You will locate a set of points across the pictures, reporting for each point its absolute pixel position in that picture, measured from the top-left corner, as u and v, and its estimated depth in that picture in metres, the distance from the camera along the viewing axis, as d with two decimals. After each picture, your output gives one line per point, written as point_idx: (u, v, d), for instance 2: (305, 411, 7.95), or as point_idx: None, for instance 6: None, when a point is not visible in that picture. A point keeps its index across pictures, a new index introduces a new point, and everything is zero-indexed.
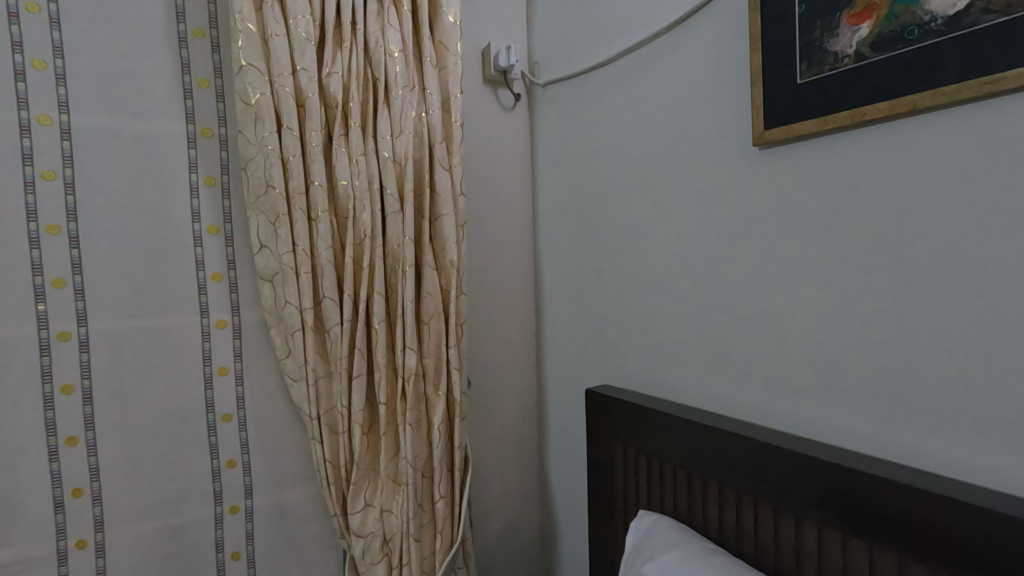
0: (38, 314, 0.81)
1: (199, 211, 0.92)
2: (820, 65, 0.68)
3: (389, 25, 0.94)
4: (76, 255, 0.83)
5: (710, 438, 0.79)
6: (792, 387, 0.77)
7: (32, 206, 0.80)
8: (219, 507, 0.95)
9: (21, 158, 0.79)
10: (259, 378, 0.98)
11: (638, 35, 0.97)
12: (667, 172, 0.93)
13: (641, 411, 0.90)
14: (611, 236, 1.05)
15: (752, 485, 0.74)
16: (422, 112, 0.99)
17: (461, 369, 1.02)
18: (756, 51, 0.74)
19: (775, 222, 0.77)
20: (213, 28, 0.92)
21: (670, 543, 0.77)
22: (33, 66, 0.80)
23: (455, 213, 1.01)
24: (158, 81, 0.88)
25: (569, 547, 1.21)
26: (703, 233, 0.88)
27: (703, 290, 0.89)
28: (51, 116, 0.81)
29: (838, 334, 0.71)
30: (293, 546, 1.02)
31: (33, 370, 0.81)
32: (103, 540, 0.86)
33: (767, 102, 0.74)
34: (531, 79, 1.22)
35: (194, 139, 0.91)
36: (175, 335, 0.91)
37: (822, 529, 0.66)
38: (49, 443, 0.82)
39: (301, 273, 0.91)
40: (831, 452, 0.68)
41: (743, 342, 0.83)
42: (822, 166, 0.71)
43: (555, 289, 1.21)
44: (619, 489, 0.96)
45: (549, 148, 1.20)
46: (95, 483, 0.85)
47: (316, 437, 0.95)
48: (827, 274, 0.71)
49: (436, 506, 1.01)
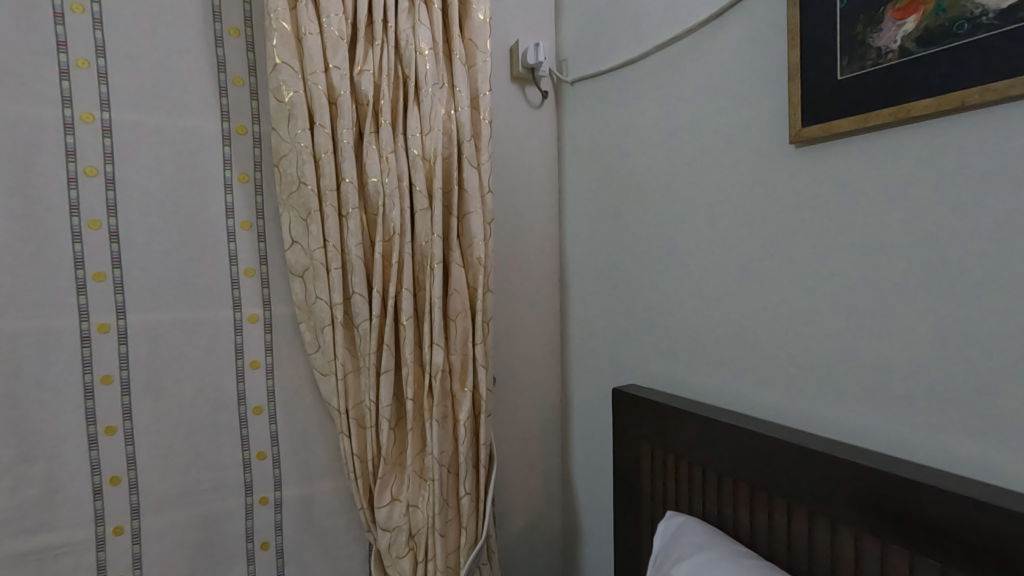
0: (80, 306, 0.83)
1: (233, 207, 0.94)
2: (862, 61, 0.66)
3: (420, 23, 0.95)
4: (115, 249, 0.85)
5: (741, 440, 0.78)
6: (826, 390, 0.75)
7: (74, 201, 0.82)
8: (250, 497, 0.97)
9: (65, 154, 0.81)
10: (289, 371, 1.00)
11: (669, 32, 0.95)
12: (698, 170, 0.92)
13: (669, 411, 0.89)
14: (638, 235, 1.05)
15: (785, 488, 0.72)
16: (451, 109, 0.99)
17: (487, 366, 1.02)
18: (794, 47, 0.73)
19: (810, 220, 0.75)
20: (248, 27, 0.94)
21: (699, 545, 0.76)
22: (77, 65, 0.82)
23: (482, 210, 1.01)
24: (194, 79, 0.90)
25: (593, 547, 1.21)
26: (733, 233, 0.87)
27: (733, 289, 0.87)
28: (93, 114, 0.83)
29: (876, 335, 0.69)
30: (321, 538, 1.03)
31: (74, 362, 0.83)
32: (139, 527, 0.88)
33: (805, 99, 0.73)
34: (558, 76, 1.21)
35: (229, 136, 0.93)
36: (209, 328, 0.93)
37: (859, 533, 0.64)
38: (89, 432, 0.84)
39: (331, 269, 0.92)
40: (868, 456, 0.66)
41: (775, 343, 0.81)
42: (859, 165, 0.69)
43: (581, 288, 1.21)
44: (646, 490, 0.96)
45: (576, 146, 1.20)
46: (132, 471, 0.88)
47: (344, 431, 0.96)
48: (864, 273, 0.69)
49: (461, 502, 1.01)
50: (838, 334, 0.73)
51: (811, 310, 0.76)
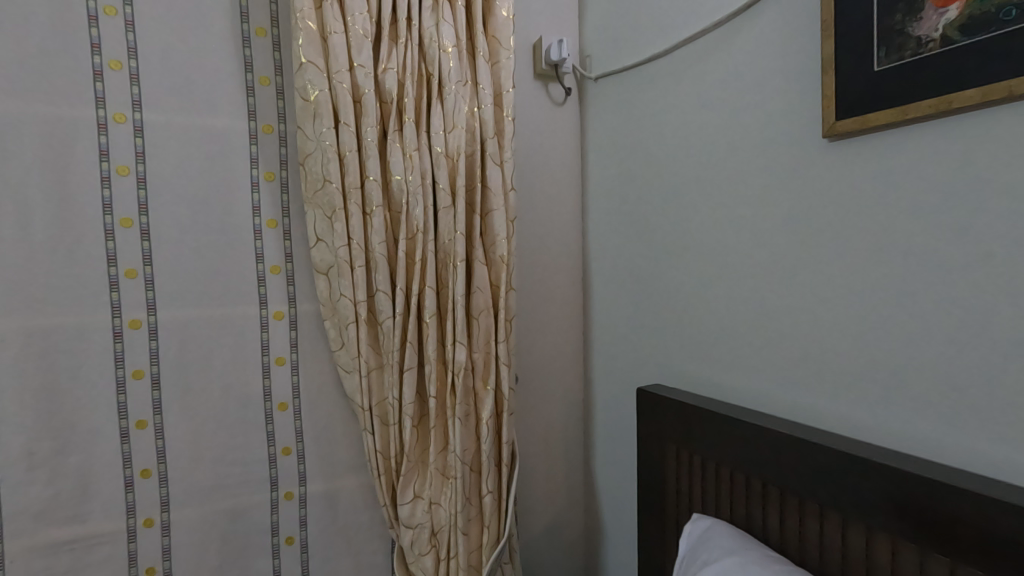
0: (112, 303, 0.85)
1: (259, 205, 0.95)
2: (901, 51, 0.64)
3: (444, 21, 0.95)
4: (147, 247, 0.87)
5: (772, 443, 0.76)
6: (861, 392, 0.72)
7: (108, 199, 0.84)
8: (276, 492, 0.98)
9: (99, 154, 0.83)
10: (314, 369, 1.00)
11: (695, 26, 0.93)
12: (726, 165, 0.90)
13: (695, 411, 0.87)
14: (663, 232, 1.03)
15: (817, 492, 0.70)
16: (474, 107, 0.99)
17: (510, 364, 1.02)
18: (829, 38, 0.71)
19: (844, 216, 0.73)
20: (275, 27, 0.95)
21: (728, 549, 0.75)
22: (110, 66, 0.84)
23: (505, 208, 1.00)
24: (221, 79, 0.91)
25: (615, 549, 1.20)
26: (760, 231, 0.85)
27: (762, 288, 0.85)
28: (126, 115, 0.85)
29: (915, 335, 0.66)
30: (345, 534, 1.04)
31: (107, 357, 0.85)
32: (168, 520, 0.90)
33: (840, 92, 0.70)
34: (582, 72, 1.20)
35: (256, 136, 0.94)
36: (236, 325, 0.94)
37: (896, 540, 0.62)
38: (121, 426, 0.86)
39: (355, 266, 0.93)
40: (906, 459, 0.64)
41: (806, 343, 0.79)
42: (896, 159, 0.67)
43: (604, 286, 1.19)
44: (672, 491, 0.94)
45: (600, 143, 1.18)
46: (162, 465, 0.89)
47: (368, 428, 0.97)
48: (902, 270, 0.67)
49: (483, 501, 1.01)
50: (873, 334, 0.70)
51: (844, 310, 0.74)
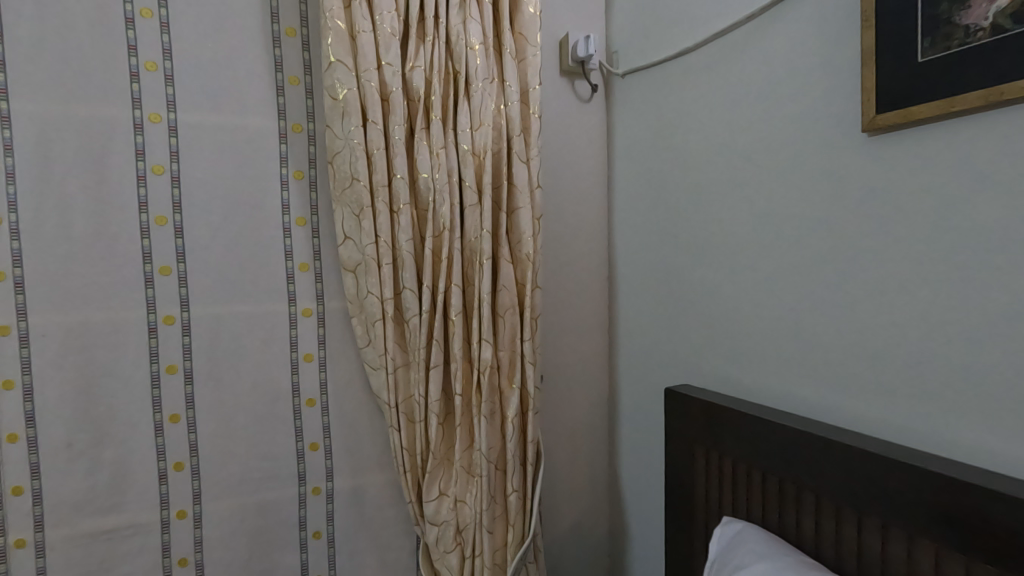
0: (148, 299, 0.87)
1: (289, 203, 0.96)
2: (947, 41, 0.61)
3: (471, 18, 0.94)
4: (180, 244, 0.89)
5: (806, 446, 0.73)
6: (901, 394, 0.70)
7: (143, 198, 0.86)
8: (304, 487, 0.99)
9: (135, 154, 0.85)
10: (341, 365, 1.01)
11: (726, 20, 0.92)
12: (757, 161, 0.88)
13: (726, 412, 0.85)
14: (691, 230, 1.01)
15: (855, 498, 0.68)
16: (501, 104, 0.98)
17: (535, 363, 1.01)
18: (869, 29, 0.68)
19: (884, 211, 0.71)
20: (304, 27, 0.96)
21: (760, 553, 0.73)
22: (146, 67, 0.86)
23: (532, 205, 1.00)
24: (252, 79, 0.93)
25: (641, 551, 1.18)
26: (792, 229, 0.83)
27: (794, 286, 0.83)
28: (161, 115, 0.87)
29: (962, 335, 0.64)
30: (370, 530, 1.05)
31: (142, 352, 0.87)
32: (200, 512, 0.92)
33: (880, 84, 0.68)
34: (608, 68, 1.19)
35: (285, 134, 0.95)
36: (266, 321, 0.95)
37: (941, 549, 0.60)
38: (155, 419, 0.88)
39: (383, 264, 0.93)
40: (950, 464, 0.62)
41: (841, 342, 0.77)
42: (940, 154, 0.65)
43: (630, 285, 1.18)
44: (701, 494, 0.92)
45: (626, 139, 1.17)
46: (195, 458, 0.91)
47: (394, 424, 0.97)
48: (949, 268, 0.65)
49: (508, 499, 1.01)
50: (915, 334, 0.68)
51: (884, 309, 0.71)
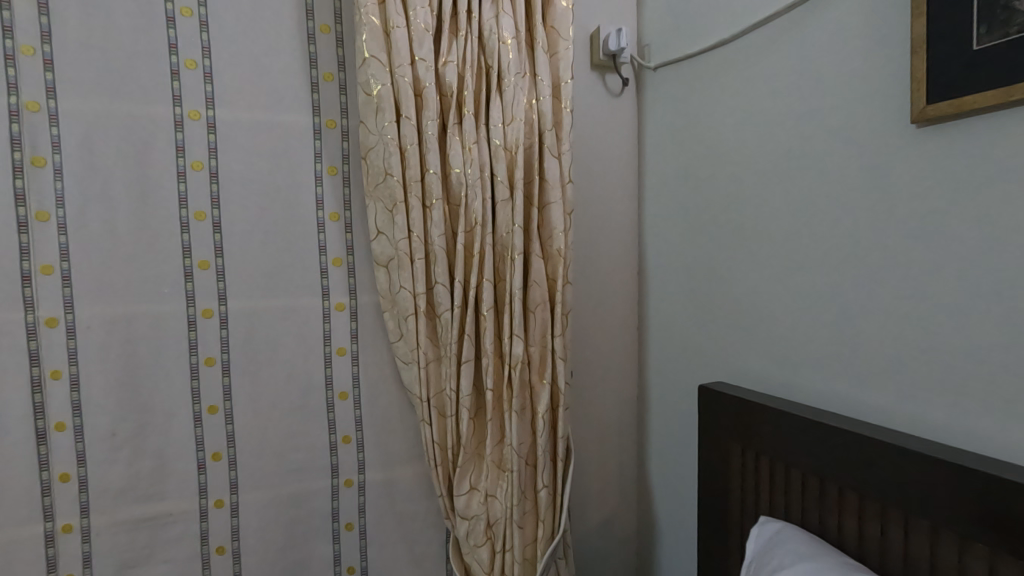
0: (187, 292, 0.89)
1: (323, 199, 0.97)
2: (1006, 27, 0.59)
3: (503, 13, 0.94)
4: (218, 239, 0.90)
5: (849, 445, 0.72)
6: (949, 392, 0.68)
7: (183, 194, 0.88)
8: (336, 479, 1.01)
9: (175, 150, 0.87)
10: (373, 360, 1.02)
11: (761, 12, 0.90)
12: (793, 156, 0.86)
13: (763, 411, 0.84)
14: (724, 226, 1.00)
15: (900, 499, 0.66)
16: (533, 99, 0.98)
17: (566, 359, 1.00)
18: (919, 16, 0.66)
19: (930, 204, 0.68)
20: (338, 24, 0.96)
21: (801, 554, 0.72)
22: (186, 66, 0.87)
23: (563, 200, 0.99)
24: (288, 76, 0.94)
25: (671, 551, 1.17)
26: (829, 225, 0.81)
27: (833, 281, 0.81)
28: (200, 112, 0.88)
29: (1013, 334, 0.62)
30: (401, 523, 1.06)
31: (183, 344, 0.89)
32: (237, 501, 0.94)
33: (932, 73, 0.65)
34: (640, 62, 1.17)
35: (320, 130, 0.96)
36: (299, 315, 0.96)
37: (994, 553, 0.58)
38: (194, 410, 0.90)
39: (415, 259, 0.94)
40: (1001, 465, 0.60)
41: (883, 339, 0.75)
42: (990, 147, 0.62)
43: (661, 281, 1.17)
44: (738, 492, 0.91)
45: (658, 133, 1.15)
46: (231, 448, 0.93)
47: (426, 418, 0.98)
48: (1002, 263, 0.62)
49: (539, 495, 1.00)
50: (964, 331, 0.66)
51: (932, 305, 0.69)
